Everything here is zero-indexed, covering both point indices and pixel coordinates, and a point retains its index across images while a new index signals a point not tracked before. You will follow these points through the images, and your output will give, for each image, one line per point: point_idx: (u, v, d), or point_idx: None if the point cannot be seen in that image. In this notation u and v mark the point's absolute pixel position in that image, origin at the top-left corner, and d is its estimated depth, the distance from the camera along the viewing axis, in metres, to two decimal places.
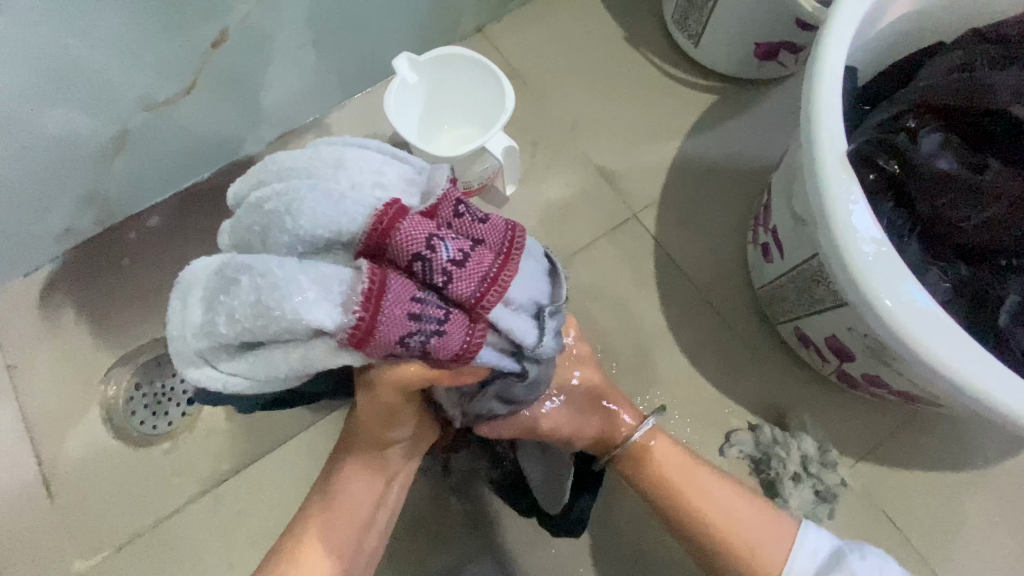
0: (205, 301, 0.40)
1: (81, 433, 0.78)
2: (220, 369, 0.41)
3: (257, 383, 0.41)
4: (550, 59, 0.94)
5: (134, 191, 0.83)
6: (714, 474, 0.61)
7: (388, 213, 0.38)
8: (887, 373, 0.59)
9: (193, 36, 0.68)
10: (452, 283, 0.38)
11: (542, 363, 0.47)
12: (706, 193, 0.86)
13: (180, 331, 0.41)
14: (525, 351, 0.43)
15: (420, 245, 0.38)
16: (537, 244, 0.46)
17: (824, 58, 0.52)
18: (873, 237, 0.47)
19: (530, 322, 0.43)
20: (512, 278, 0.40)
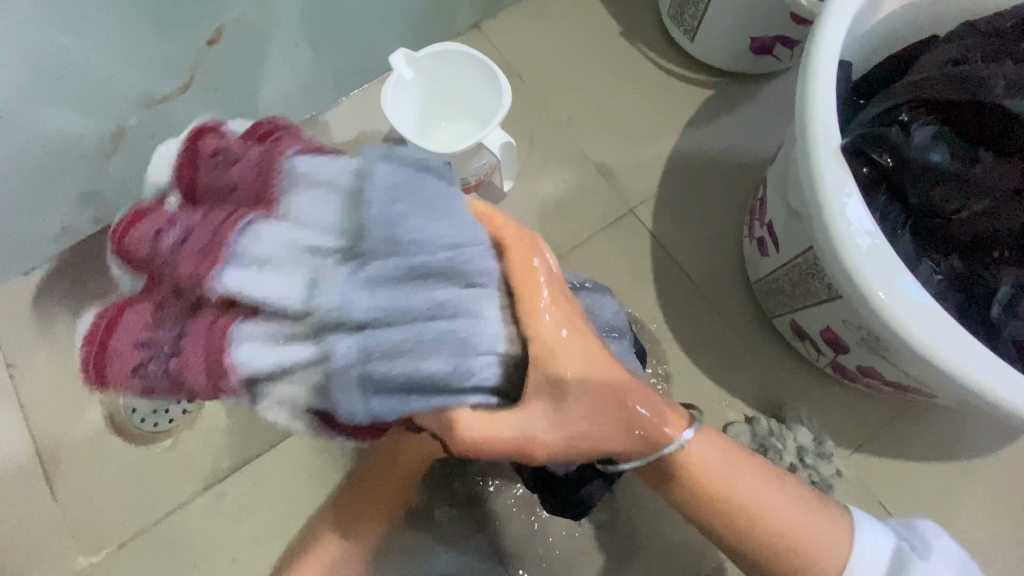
0: None
1: (82, 432, 0.78)
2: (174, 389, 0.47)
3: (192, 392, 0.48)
4: (547, 54, 0.94)
5: (131, 190, 0.83)
6: (767, 482, 0.50)
7: (125, 221, 0.40)
8: (881, 364, 0.60)
9: (188, 35, 0.68)
10: (178, 267, 0.36)
11: (365, 332, 0.34)
12: (702, 187, 0.87)
13: None
14: (301, 316, 0.34)
15: (146, 237, 0.38)
16: (340, 162, 0.37)
17: (817, 53, 0.52)
18: (866, 229, 0.48)
19: (276, 281, 0.34)
20: (224, 234, 0.35)
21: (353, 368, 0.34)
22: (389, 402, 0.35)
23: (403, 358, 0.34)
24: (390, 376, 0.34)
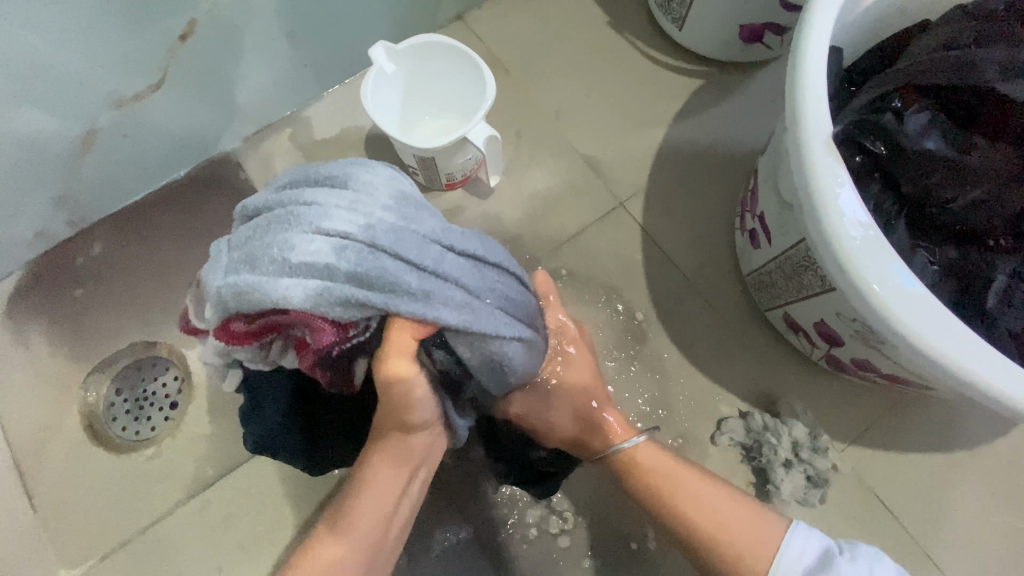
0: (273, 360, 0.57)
1: (61, 443, 0.76)
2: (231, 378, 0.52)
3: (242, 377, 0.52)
4: (533, 45, 0.92)
5: (107, 192, 0.80)
6: (702, 478, 0.58)
7: None
8: (875, 356, 0.59)
9: (158, 30, 0.65)
10: None
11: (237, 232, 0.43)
12: (692, 179, 0.85)
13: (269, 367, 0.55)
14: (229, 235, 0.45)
15: None
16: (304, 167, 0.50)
17: (806, 39, 0.51)
18: (859, 220, 0.47)
19: None
20: None
21: (223, 251, 0.42)
22: (231, 279, 0.40)
23: (244, 239, 0.41)
24: (237, 252, 0.41)
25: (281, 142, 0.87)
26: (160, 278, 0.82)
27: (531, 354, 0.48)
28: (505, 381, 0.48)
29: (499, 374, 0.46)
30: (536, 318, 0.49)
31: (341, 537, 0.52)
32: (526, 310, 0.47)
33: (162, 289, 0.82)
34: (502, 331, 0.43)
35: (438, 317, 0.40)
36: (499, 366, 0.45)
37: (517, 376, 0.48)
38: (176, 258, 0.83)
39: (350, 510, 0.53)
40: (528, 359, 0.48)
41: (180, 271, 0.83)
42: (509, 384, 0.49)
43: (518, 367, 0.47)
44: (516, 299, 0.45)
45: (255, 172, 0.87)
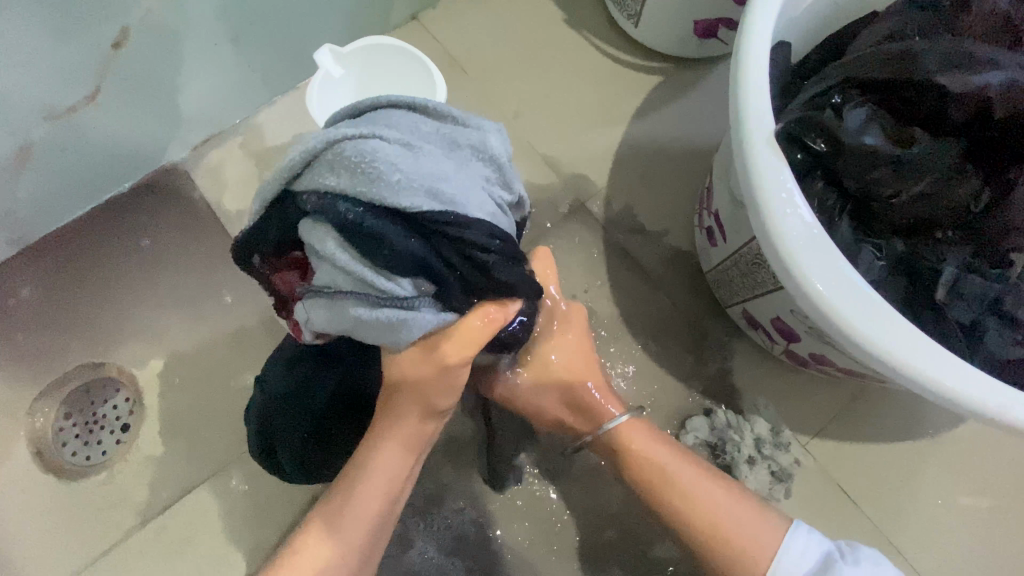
0: (344, 329, 0.43)
1: (7, 472, 0.73)
2: (308, 309, 0.44)
3: (310, 312, 0.44)
4: (490, 43, 0.90)
5: (47, 208, 0.77)
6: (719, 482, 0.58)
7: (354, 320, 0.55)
8: (831, 351, 0.59)
9: (90, 38, 0.62)
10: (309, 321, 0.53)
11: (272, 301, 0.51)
12: (653, 176, 0.85)
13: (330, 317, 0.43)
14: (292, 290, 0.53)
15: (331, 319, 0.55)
16: None
17: (746, 38, 0.50)
18: (804, 219, 0.46)
19: None
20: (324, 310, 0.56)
21: None
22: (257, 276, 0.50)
23: None
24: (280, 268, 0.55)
25: (232, 151, 0.85)
26: (108, 295, 0.79)
27: (427, 161, 0.40)
28: (391, 188, 0.38)
29: (370, 180, 0.38)
30: (434, 136, 0.42)
31: (328, 527, 0.50)
32: (413, 129, 0.42)
33: (111, 307, 0.79)
34: (342, 133, 0.39)
35: (284, 162, 0.41)
36: (362, 168, 0.38)
37: (414, 182, 0.38)
38: (125, 274, 0.80)
39: (341, 501, 0.51)
40: (420, 165, 0.39)
41: (130, 287, 0.80)
42: (411, 193, 0.38)
43: (396, 163, 0.38)
44: (391, 121, 0.42)
45: (206, 182, 0.84)
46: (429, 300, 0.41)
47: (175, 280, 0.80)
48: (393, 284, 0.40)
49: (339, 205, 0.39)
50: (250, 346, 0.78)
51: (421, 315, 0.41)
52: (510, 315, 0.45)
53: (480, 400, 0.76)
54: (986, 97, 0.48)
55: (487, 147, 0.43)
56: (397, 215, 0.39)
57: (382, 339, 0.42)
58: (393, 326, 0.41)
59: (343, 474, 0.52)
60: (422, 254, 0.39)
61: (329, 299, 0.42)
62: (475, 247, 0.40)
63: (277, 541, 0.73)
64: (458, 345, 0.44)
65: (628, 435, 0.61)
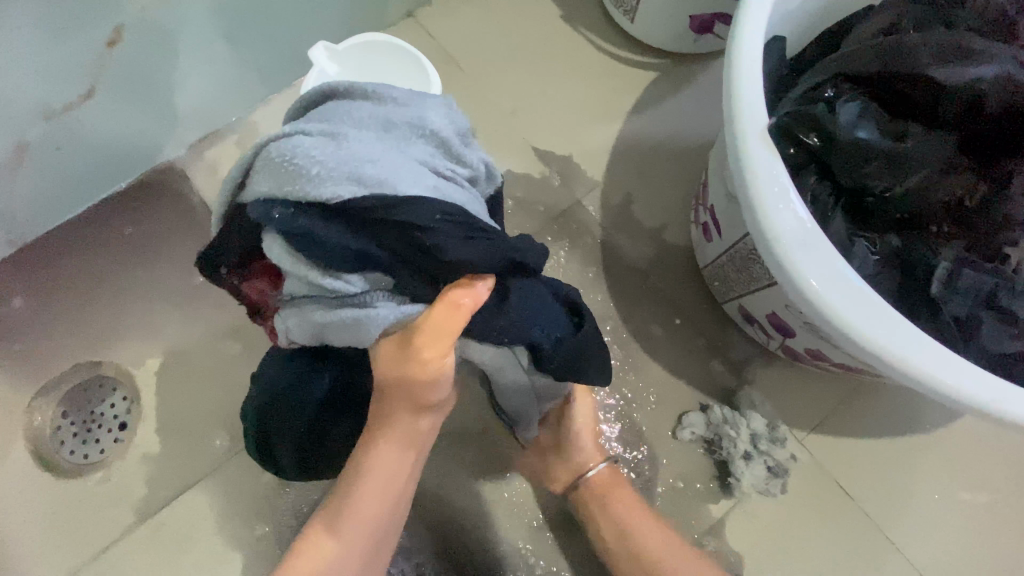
0: (314, 335, 0.44)
1: (6, 472, 0.73)
2: (284, 320, 0.45)
3: (286, 324, 0.45)
4: (486, 40, 0.90)
5: (43, 207, 0.77)
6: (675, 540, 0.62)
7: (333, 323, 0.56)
8: (826, 346, 0.59)
9: (85, 37, 0.62)
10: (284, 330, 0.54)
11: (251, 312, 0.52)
12: (649, 172, 0.85)
13: (303, 326, 0.44)
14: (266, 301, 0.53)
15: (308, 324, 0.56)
16: None
17: (740, 33, 0.50)
18: (797, 214, 0.46)
19: None
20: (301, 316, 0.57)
21: None
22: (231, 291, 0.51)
23: None
24: None
25: (228, 150, 0.85)
26: (104, 294, 0.79)
27: (352, 147, 0.40)
28: (313, 181, 0.39)
29: (294, 177, 0.40)
30: (366, 122, 0.43)
31: (332, 528, 0.50)
32: (347, 118, 0.43)
33: (107, 306, 0.79)
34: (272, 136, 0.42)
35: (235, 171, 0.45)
36: (288, 166, 0.40)
37: (335, 171, 0.39)
38: (121, 273, 0.80)
39: (344, 501, 0.51)
40: (344, 152, 0.40)
41: (126, 285, 0.80)
42: (333, 183, 0.39)
43: (316, 156, 0.39)
44: (328, 115, 0.44)
45: (202, 181, 0.84)
46: (384, 293, 0.42)
47: (171, 279, 0.81)
48: (343, 282, 0.41)
49: (273, 205, 0.41)
50: (247, 344, 0.79)
51: (376, 312, 0.41)
52: (480, 296, 0.42)
53: (476, 396, 0.76)
54: (978, 91, 0.48)
55: (422, 125, 0.43)
56: (327, 207, 0.39)
57: (348, 341, 0.43)
58: (353, 326, 0.42)
59: (345, 473, 0.51)
60: (354, 243, 0.39)
61: (297, 306, 0.43)
62: (409, 227, 0.39)
63: (276, 537, 0.73)
64: (432, 338, 0.42)
65: (607, 487, 0.66)
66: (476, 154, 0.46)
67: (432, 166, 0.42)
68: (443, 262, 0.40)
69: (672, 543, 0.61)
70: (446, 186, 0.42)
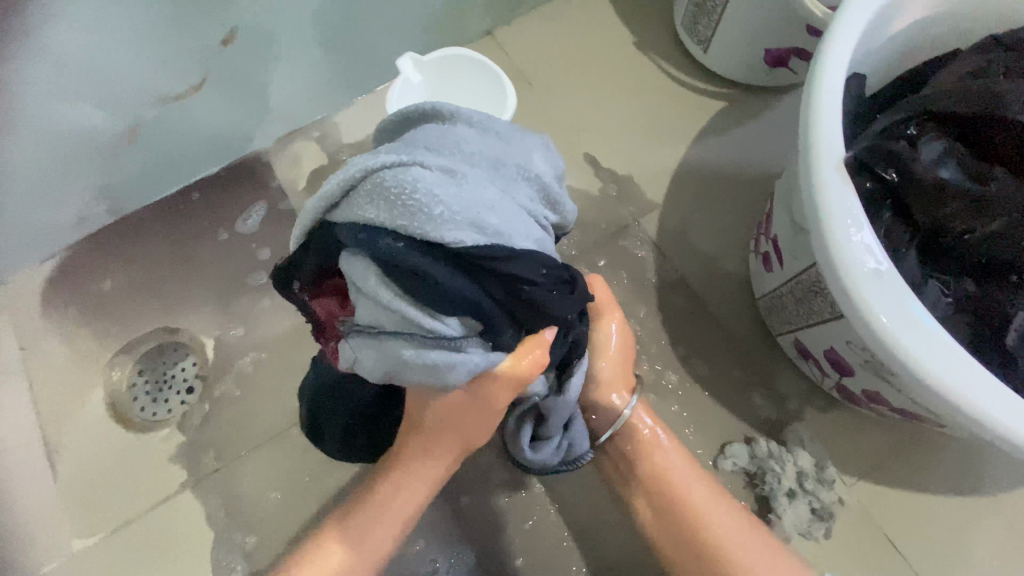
0: (382, 370, 0.43)
1: (84, 420, 0.80)
2: (354, 347, 0.44)
3: (354, 351, 0.44)
4: (559, 60, 0.94)
5: (144, 184, 0.85)
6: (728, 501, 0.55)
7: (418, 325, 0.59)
8: (886, 388, 0.57)
9: (201, 33, 0.69)
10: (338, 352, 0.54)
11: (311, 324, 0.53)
12: (710, 198, 0.85)
13: (374, 359, 0.43)
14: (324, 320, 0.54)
15: None
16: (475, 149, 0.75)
17: (822, 67, 0.51)
18: (873, 258, 0.46)
19: None
20: None
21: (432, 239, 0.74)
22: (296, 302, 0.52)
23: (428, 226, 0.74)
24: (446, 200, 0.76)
25: (310, 146, 0.91)
26: (187, 267, 0.87)
27: (472, 188, 0.39)
28: (434, 222, 0.37)
29: (411, 213, 0.38)
30: (478, 158, 0.41)
31: (353, 543, 0.55)
32: (456, 150, 0.41)
33: (188, 278, 0.86)
34: (384, 161, 0.39)
35: (325, 187, 0.42)
36: (404, 200, 0.38)
37: (457, 214, 0.38)
38: (205, 249, 0.88)
39: (368, 521, 0.55)
40: (465, 193, 0.38)
41: (208, 261, 0.87)
42: (455, 227, 0.37)
43: (438, 195, 0.38)
44: (434, 143, 0.41)
45: (284, 173, 0.91)
46: (476, 340, 0.41)
47: (248, 259, 0.87)
48: (441, 326, 0.40)
49: (381, 239, 0.39)
50: (308, 326, 0.84)
51: (471, 361, 0.41)
52: (549, 342, 0.46)
53: None
54: None
55: (530, 168, 0.43)
56: (445, 252, 0.38)
57: (426, 382, 0.42)
58: (438, 371, 0.41)
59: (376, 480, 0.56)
60: (470, 293, 0.39)
61: (374, 340, 0.42)
62: (522, 283, 0.40)
63: (316, 509, 0.77)
64: (508, 382, 0.46)
65: (648, 444, 0.58)
66: (571, 202, 0.46)
67: (536, 215, 0.43)
68: (543, 318, 0.42)
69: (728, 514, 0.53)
70: (546, 240, 0.43)
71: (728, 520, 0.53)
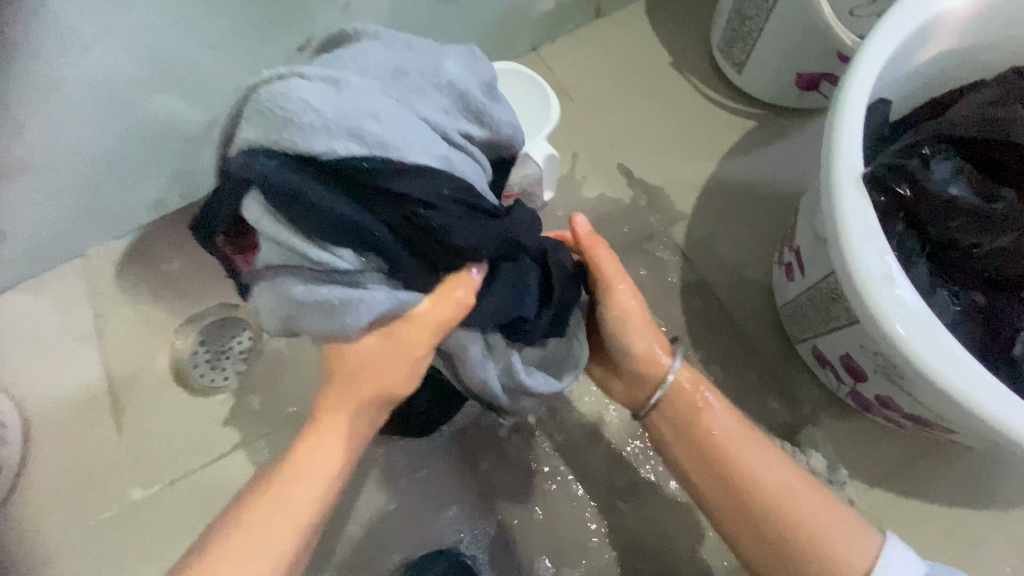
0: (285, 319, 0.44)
1: (150, 381, 0.88)
2: (260, 298, 0.45)
3: (260, 301, 0.45)
4: (599, 76, 1.00)
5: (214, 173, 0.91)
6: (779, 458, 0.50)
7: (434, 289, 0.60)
8: (897, 393, 0.60)
9: (279, 38, 0.75)
10: None
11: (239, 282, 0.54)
12: (737, 211, 0.90)
13: (275, 306, 0.43)
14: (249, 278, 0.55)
15: None
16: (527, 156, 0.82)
17: (848, 89, 0.55)
18: (888, 267, 0.50)
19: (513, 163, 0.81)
20: None
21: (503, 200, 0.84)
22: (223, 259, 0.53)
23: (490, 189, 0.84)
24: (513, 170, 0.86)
25: None
26: None
27: (358, 97, 0.39)
28: (307, 130, 0.38)
29: (286, 125, 0.38)
30: (372, 73, 0.42)
31: (280, 504, 0.48)
32: (351, 67, 0.42)
33: None
34: (270, 77, 0.41)
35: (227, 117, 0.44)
36: (279, 112, 0.38)
37: (334, 122, 0.38)
38: None
39: (292, 482, 0.49)
40: (348, 101, 0.39)
41: None
42: (330, 135, 0.37)
43: (311, 101, 0.38)
44: (330, 62, 0.43)
45: None
46: (373, 273, 0.42)
47: None
48: (335, 259, 0.40)
49: (261, 160, 0.39)
50: None
51: (372, 295, 0.41)
52: (473, 283, 0.45)
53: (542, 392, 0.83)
54: None
55: (435, 80, 0.43)
56: (331, 176, 0.39)
57: (325, 324, 0.43)
58: (335, 311, 0.41)
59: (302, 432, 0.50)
60: (353, 213, 0.39)
61: (275, 286, 0.43)
62: (418, 202, 0.40)
63: None
64: (423, 328, 0.45)
65: (692, 397, 0.52)
66: (498, 110, 0.46)
67: (443, 129, 0.42)
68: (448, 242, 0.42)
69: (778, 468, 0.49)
70: (453, 155, 0.42)
71: (780, 471, 0.48)
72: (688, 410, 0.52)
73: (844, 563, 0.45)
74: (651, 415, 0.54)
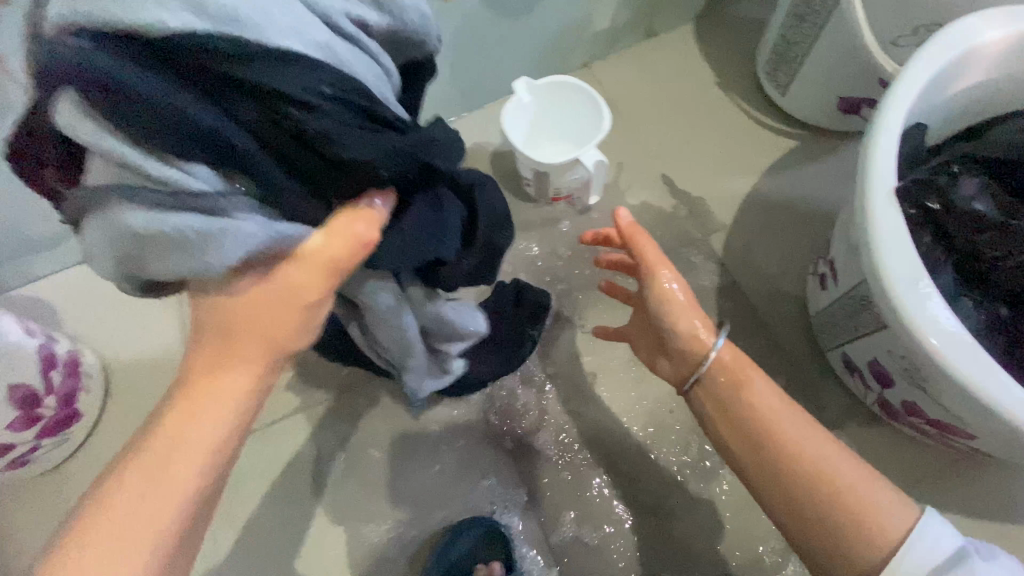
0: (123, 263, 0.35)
1: None
2: (87, 237, 0.35)
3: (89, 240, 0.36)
4: (648, 91, 1.06)
5: None
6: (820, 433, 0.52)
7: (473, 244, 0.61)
8: (922, 398, 0.64)
9: None
10: None
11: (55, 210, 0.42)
12: (774, 224, 0.94)
13: (108, 246, 0.35)
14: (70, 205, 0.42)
15: None
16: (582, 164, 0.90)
17: (884, 113, 0.60)
18: (916, 274, 0.55)
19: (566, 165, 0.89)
20: None
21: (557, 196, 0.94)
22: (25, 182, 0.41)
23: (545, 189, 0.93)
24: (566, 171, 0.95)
25: None
26: None
27: None
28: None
29: None
30: None
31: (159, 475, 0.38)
32: None
33: None
34: None
35: None
36: None
37: None
38: None
39: (166, 450, 0.38)
40: None
41: None
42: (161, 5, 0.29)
43: None
44: None
45: None
46: (241, 197, 0.35)
47: None
48: (188, 179, 0.32)
49: (60, 37, 0.29)
50: None
51: (241, 226, 0.34)
52: (374, 217, 0.40)
53: (576, 379, 0.89)
54: None
55: None
56: (171, 63, 0.31)
57: (177, 267, 0.34)
58: (186, 247, 0.33)
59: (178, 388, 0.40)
60: (212, 118, 0.31)
61: (103, 218, 0.34)
62: (298, 108, 0.32)
63: None
64: (316, 268, 0.38)
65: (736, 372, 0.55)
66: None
67: (325, 13, 0.34)
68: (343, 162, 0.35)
69: (818, 443, 0.51)
70: (341, 47, 0.34)
71: (821, 445, 0.51)
72: (729, 381, 0.55)
73: (878, 531, 0.47)
74: (695, 388, 0.58)
